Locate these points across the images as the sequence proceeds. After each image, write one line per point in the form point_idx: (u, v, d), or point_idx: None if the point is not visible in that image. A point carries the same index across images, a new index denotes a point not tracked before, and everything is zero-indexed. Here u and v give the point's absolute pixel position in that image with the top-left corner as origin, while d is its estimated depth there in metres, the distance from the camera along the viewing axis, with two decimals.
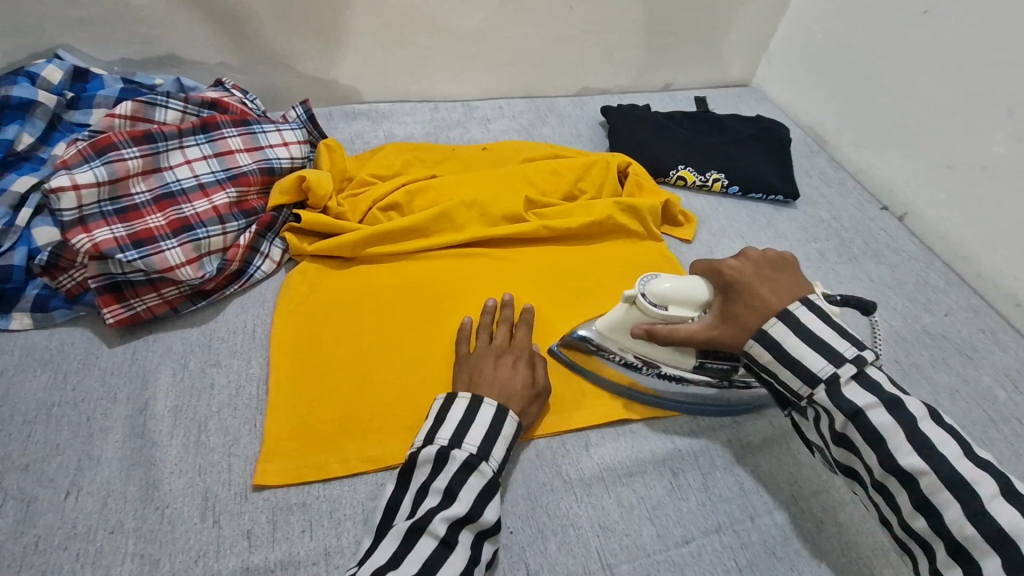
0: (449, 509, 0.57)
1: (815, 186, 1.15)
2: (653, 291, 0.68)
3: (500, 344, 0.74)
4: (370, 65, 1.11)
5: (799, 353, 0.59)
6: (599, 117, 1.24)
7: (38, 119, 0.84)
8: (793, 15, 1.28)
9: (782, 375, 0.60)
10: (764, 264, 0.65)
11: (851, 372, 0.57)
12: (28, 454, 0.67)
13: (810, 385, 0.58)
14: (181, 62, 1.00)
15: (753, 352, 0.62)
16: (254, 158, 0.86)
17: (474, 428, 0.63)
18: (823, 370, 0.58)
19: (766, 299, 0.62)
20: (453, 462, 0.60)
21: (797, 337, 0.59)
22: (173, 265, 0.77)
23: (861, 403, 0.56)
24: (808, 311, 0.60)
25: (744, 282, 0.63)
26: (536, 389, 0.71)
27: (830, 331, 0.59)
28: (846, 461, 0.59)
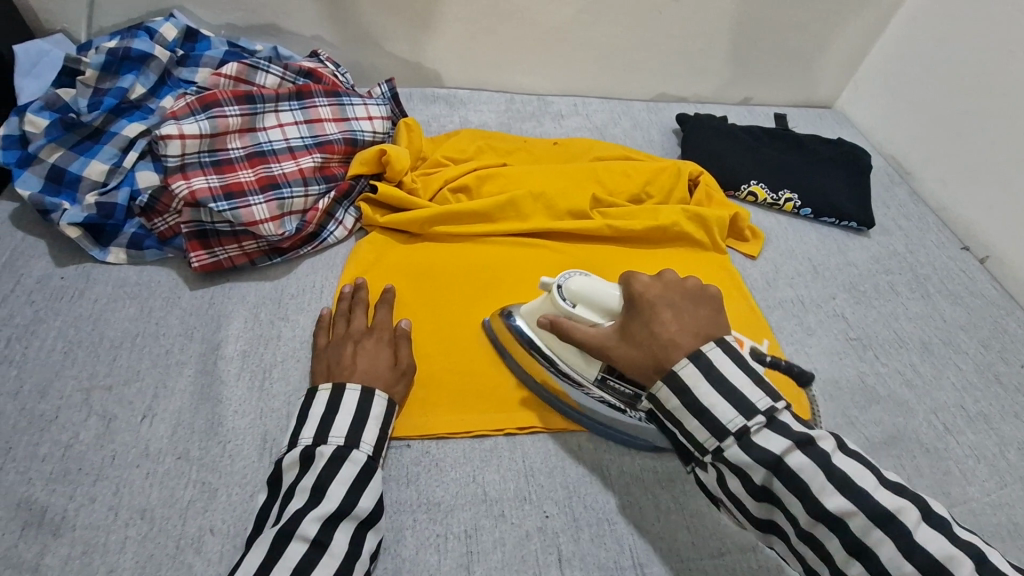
0: (319, 507, 0.58)
1: (892, 217, 1.11)
2: (569, 285, 0.68)
3: (359, 329, 0.74)
4: (454, 51, 1.14)
5: (709, 403, 0.54)
6: (673, 124, 1.23)
7: (152, 72, 0.90)
8: (888, 39, 1.23)
9: (688, 425, 0.56)
10: (678, 292, 0.60)
11: (761, 423, 0.53)
12: (113, 376, 0.72)
13: (719, 438, 0.54)
14: (280, 32, 1.06)
15: (661, 395, 0.57)
16: (341, 128, 0.90)
17: (339, 418, 0.64)
18: (732, 422, 0.53)
19: (673, 328, 0.58)
20: (319, 459, 0.61)
21: (706, 381, 0.54)
22: (258, 220, 0.81)
23: (776, 452, 0.52)
24: (720, 352, 0.55)
25: (651, 307, 0.59)
26: (400, 366, 0.72)
27: (742, 379, 0.54)
28: (766, 514, 0.55)
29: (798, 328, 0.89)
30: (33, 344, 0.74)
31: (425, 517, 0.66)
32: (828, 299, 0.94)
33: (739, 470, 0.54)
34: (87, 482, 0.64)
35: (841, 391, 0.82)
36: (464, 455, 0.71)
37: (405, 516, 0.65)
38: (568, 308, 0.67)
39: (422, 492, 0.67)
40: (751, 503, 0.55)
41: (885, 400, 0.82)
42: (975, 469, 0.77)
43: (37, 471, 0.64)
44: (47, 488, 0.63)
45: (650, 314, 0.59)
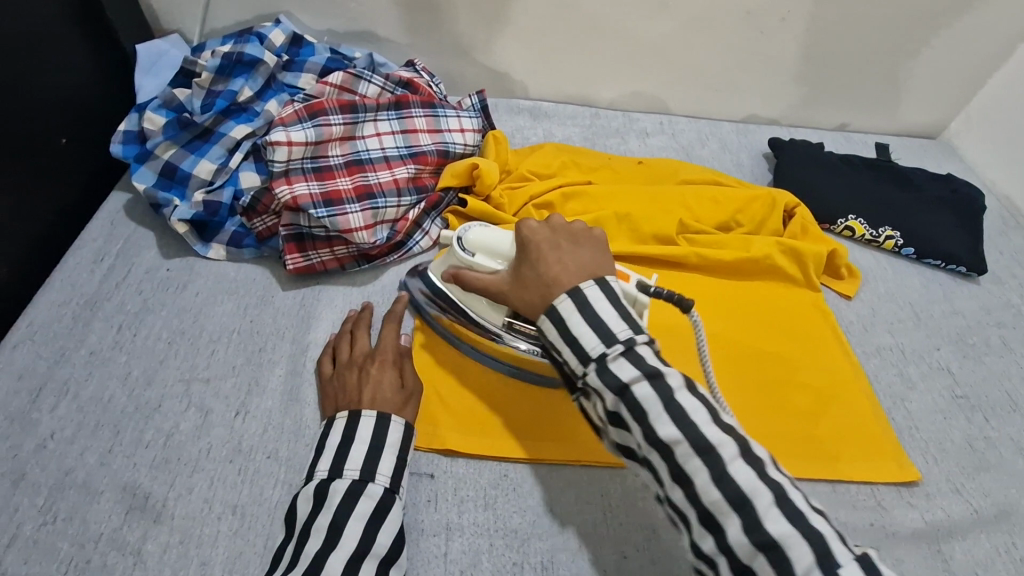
0: (339, 549, 0.56)
1: (1005, 264, 1.02)
2: (467, 237, 0.71)
3: (362, 357, 0.73)
4: (544, 64, 1.13)
5: (576, 330, 0.55)
6: (764, 148, 1.18)
7: (260, 76, 0.93)
8: (1013, 69, 1.14)
9: (563, 354, 0.56)
10: (565, 235, 0.63)
11: (619, 350, 0.53)
12: (211, 370, 0.76)
13: (583, 363, 0.55)
14: (377, 39, 1.09)
15: (543, 328, 0.58)
16: (434, 140, 0.91)
17: (352, 450, 0.63)
18: (595, 350, 0.54)
19: (559, 266, 0.60)
20: (334, 494, 0.60)
21: (580, 315, 0.55)
22: (353, 228, 0.83)
23: (624, 379, 0.52)
24: (598, 289, 0.56)
25: (537, 250, 0.61)
26: (407, 388, 0.70)
27: (614, 314, 0.55)
28: (622, 441, 0.55)
29: (897, 379, 0.83)
30: (140, 333, 0.78)
31: (501, 543, 0.65)
32: (931, 350, 0.87)
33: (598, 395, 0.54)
34: (185, 472, 0.67)
35: (946, 453, 0.77)
36: (542, 483, 0.70)
37: (484, 540, 0.65)
38: (469, 256, 0.70)
39: (498, 517, 0.67)
40: (606, 426, 0.55)
41: (995, 467, 0.76)
42: None
43: (142, 457, 0.68)
44: (150, 474, 0.67)
45: (537, 253, 0.61)
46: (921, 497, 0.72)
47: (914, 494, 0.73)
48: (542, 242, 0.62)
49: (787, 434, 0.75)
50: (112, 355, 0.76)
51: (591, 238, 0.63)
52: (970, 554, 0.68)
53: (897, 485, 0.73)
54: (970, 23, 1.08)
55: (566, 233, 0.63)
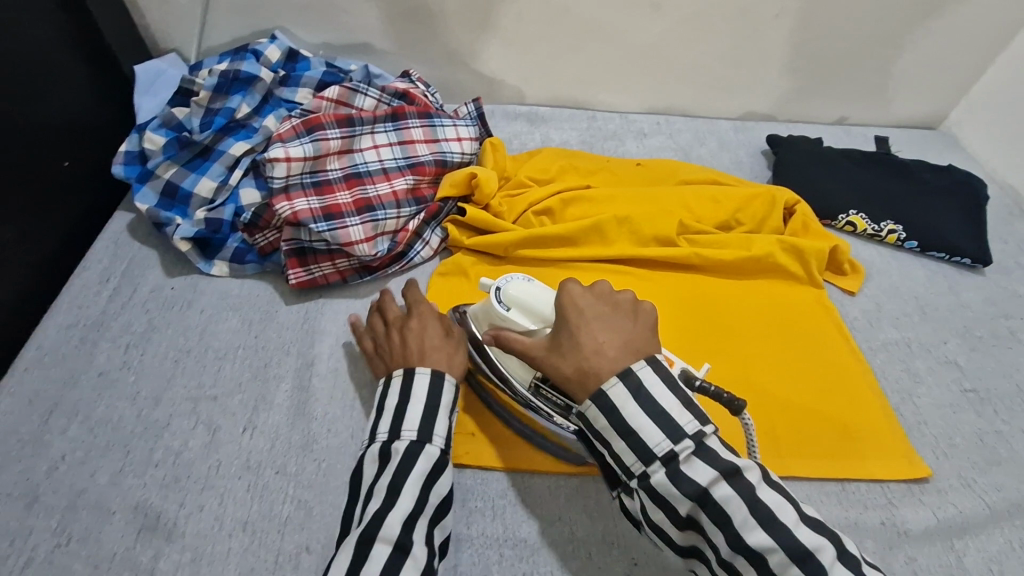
0: (398, 509, 0.55)
1: (1011, 254, 1.01)
2: (506, 289, 0.67)
3: (404, 319, 0.73)
4: (539, 69, 1.13)
5: (635, 421, 0.52)
6: (763, 145, 1.18)
7: (257, 92, 0.93)
8: (1012, 57, 1.13)
9: (616, 447, 0.54)
10: (609, 304, 0.60)
11: (689, 450, 0.51)
12: (218, 386, 0.76)
13: (646, 463, 0.52)
14: (372, 51, 1.09)
15: (590, 415, 0.55)
16: (432, 149, 0.92)
17: (411, 408, 0.62)
18: (659, 447, 0.52)
19: (602, 338, 0.57)
20: (395, 454, 0.59)
21: (636, 403, 0.53)
22: (354, 241, 0.83)
23: (702, 484, 0.50)
24: (652, 374, 0.54)
25: (583, 319, 0.58)
26: (454, 338, 0.71)
27: (674, 401, 0.53)
28: (687, 541, 0.53)
29: (904, 374, 0.83)
30: (147, 352, 0.79)
31: (511, 553, 0.65)
32: (938, 343, 0.87)
33: (665, 502, 0.52)
34: (195, 489, 0.68)
35: (957, 448, 0.76)
36: (550, 491, 0.70)
37: (492, 551, 0.65)
38: (503, 311, 0.67)
39: (507, 526, 0.67)
40: (672, 531, 0.53)
41: (1007, 461, 0.75)
42: None
43: (152, 476, 0.69)
44: (161, 493, 0.68)
45: (580, 322, 0.58)
46: (932, 493, 0.72)
47: (925, 490, 0.72)
48: (589, 312, 0.59)
49: (780, 432, 0.75)
50: (120, 375, 0.76)
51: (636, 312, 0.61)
52: (983, 549, 0.68)
53: (907, 481, 0.73)
54: (966, 12, 1.08)
55: (614, 304, 0.60)
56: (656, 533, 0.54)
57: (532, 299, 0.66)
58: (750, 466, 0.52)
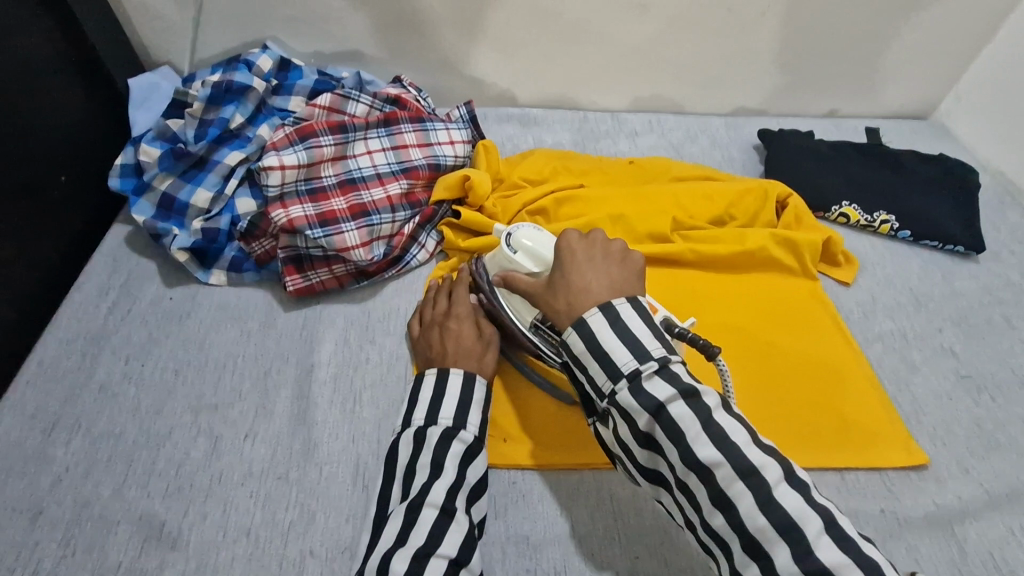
0: (440, 480, 0.62)
1: (1004, 241, 1.02)
2: (515, 235, 0.74)
3: (442, 314, 0.78)
4: (529, 71, 1.14)
5: (608, 344, 0.57)
6: (754, 140, 1.19)
7: (250, 102, 0.94)
8: (998, 46, 1.14)
9: (591, 369, 0.58)
10: (602, 250, 0.65)
11: (654, 369, 0.55)
12: (218, 396, 0.77)
13: (614, 381, 0.56)
14: (363, 58, 1.10)
15: (570, 340, 0.59)
16: (425, 154, 0.92)
17: (445, 402, 0.69)
18: (627, 366, 0.56)
19: (590, 276, 0.62)
20: (432, 436, 0.66)
21: (611, 330, 0.57)
22: (350, 246, 0.84)
23: (660, 399, 0.54)
24: (629, 309, 0.58)
25: (574, 260, 0.64)
26: (486, 338, 0.76)
27: (648, 333, 0.57)
28: (652, 465, 0.56)
29: (900, 363, 0.83)
30: (147, 363, 0.79)
31: (514, 551, 0.66)
32: (934, 332, 0.87)
33: (628, 415, 0.56)
34: (199, 499, 0.68)
35: (955, 435, 0.76)
36: (551, 489, 0.71)
37: (494, 550, 0.66)
38: (510, 253, 0.74)
39: (509, 525, 0.67)
40: (638, 449, 0.56)
41: (1005, 447, 0.76)
42: None
43: (156, 486, 0.69)
44: (165, 503, 0.68)
45: (572, 262, 0.63)
46: (931, 481, 0.72)
47: (924, 478, 0.73)
48: (581, 255, 0.64)
49: (796, 422, 0.75)
50: (121, 388, 0.77)
51: (628, 259, 0.65)
52: (984, 536, 0.68)
53: (906, 470, 0.73)
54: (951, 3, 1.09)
55: (605, 250, 0.64)
56: (625, 451, 0.58)
57: (537, 246, 0.72)
58: (709, 392, 0.55)
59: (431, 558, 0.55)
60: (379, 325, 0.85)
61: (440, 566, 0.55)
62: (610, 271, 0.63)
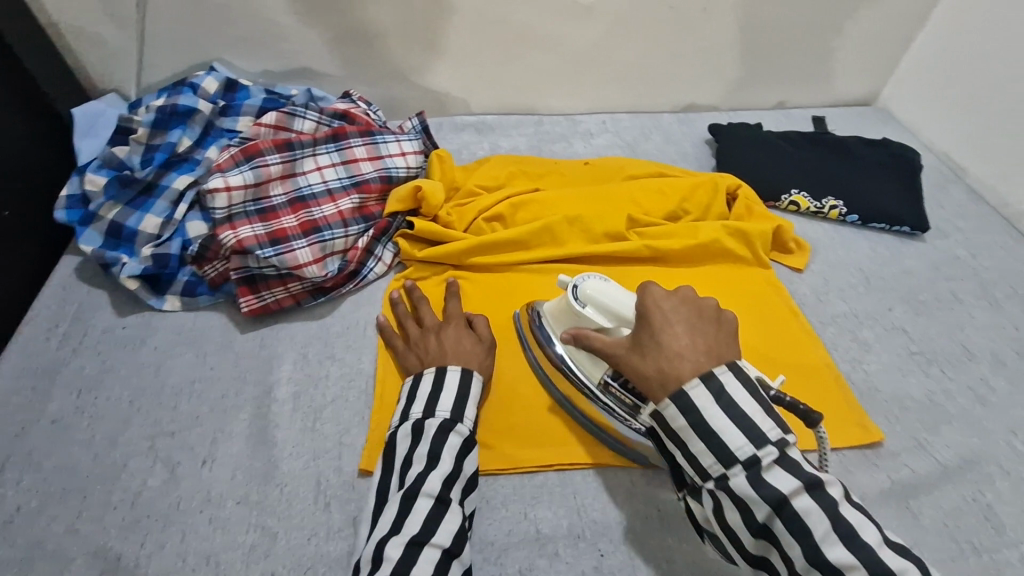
0: (437, 469, 0.62)
1: (949, 219, 1.05)
2: (583, 287, 0.71)
3: (437, 320, 0.79)
4: (481, 79, 1.15)
5: (714, 421, 0.56)
6: (706, 135, 1.21)
7: (197, 125, 0.93)
8: (933, 31, 1.18)
9: (692, 446, 0.57)
10: (693, 308, 0.62)
11: (773, 455, 0.54)
12: (175, 422, 0.76)
13: (725, 465, 0.55)
14: (313, 74, 1.10)
15: (668, 413, 0.58)
16: (376, 167, 0.92)
17: (444, 395, 0.68)
18: (742, 450, 0.55)
19: (684, 340, 0.60)
20: (429, 428, 0.65)
21: (717, 406, 0.56)
22: (302, 263, 0.84)
23: (785, 492, 0.53)
24: (733, 378, 0.57)
25: (666, 323, 0.61)
26: (484, 342, 0.77)
27: (756, 407, 0.56)
28: (761, 551, 0.56)
29: (854, 344, 0.85)
30: (101, 394, 0.78)
31: (479, 557, 0.65)
32: (885, 312, 0.89)
33: (740, 503, 0.55)
34: (156, 528, 0.67)
35: (908, 411, 0.78)
36: (514, 492, 0.71)
37: None
38: (579, 308, 0.71)
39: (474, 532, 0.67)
40: (747, 537, 0.55)
41: (956, 418, 0.78)
42: None
43: (112, 519, 0.68)
44: (121, 535, 0.66)
45: (664, 323, 0.61)
46: (886, 457, 0.74)
47: (880, 455, 0.74)
48: (673, 316, 0.61)
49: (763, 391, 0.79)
50: (74, 421, 0.75)
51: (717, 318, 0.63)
52: (939, 507, 0.70)
53: (862, 448, 0.74)
54: None
55: (700, 311, 0.62)
56: (729, 537, 0.56)
57: (606, 297, 0.69)
58: (830, 482, 0.55)
59: (424, 547, 0.56)
60: (339, 340, 0.84)
61: (433, 556, 0.56)
62: (705, 334, 0.61)
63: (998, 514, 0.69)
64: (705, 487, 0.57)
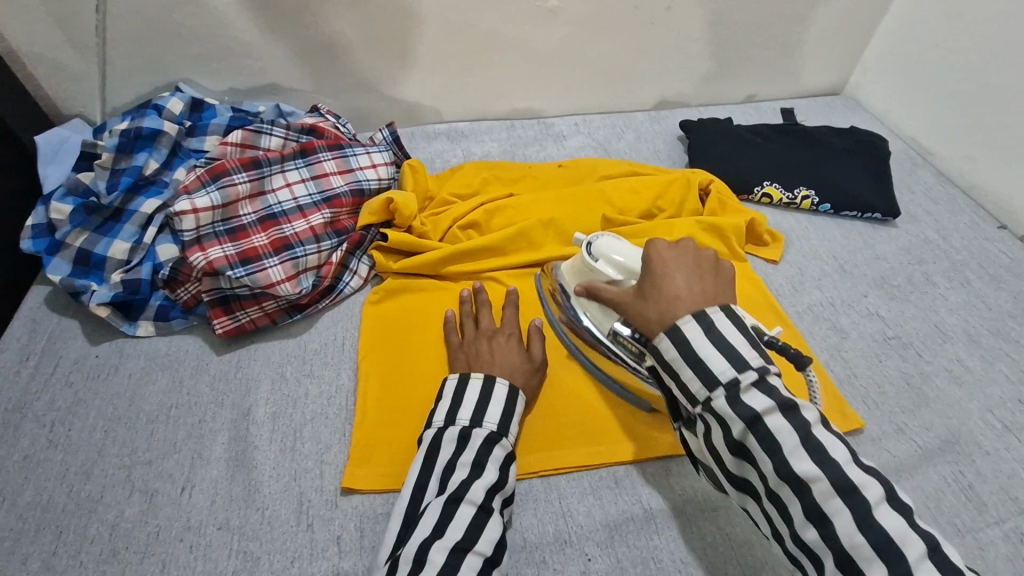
0: (482, 478, 0.62)
1: (919, 203, 1.07)
2: (596, 243, 0.75)
3: (489, 329, 0.79)
4: (450, 86, 1.15)
5: (702, 351, 0.55)
6: (678, 132, 1.22)
7: (163, 147, 0.92)
8: (893, 19, 1.20)
9: (683, 376, 0.56)
10: (695, 256, 0.62)
11: (752, 378, 0.53)
12: (151, 451, 0.74)
13: (709, 388, 0.55)
14: (280, 90, 1.09)
15: (660, 346, 0.57)
16: (346, 180, 0.92)
17: (492, 407, 0.68)
18: (725, 374, 0.54)
19: (683, 283, 0.60)
20: (477, 438, 0.65)
21: (707, 338, 0.55)
22: (275, 281, 0.83)
23: (758, 410, 0.52)
24: (725, 318, 0.56)
25: (664, 267, 0.61)
26: (533, 361, 0.77)
27: (743, 339, 0.55)
28: (740, 472, 0.55)
29: (831, 332, 0.86)
30: (74, 426, 0.76)
31: None
32: (860, 298, 0.90)
33: (722, 421, 0.54)
34: (135, 561, 0.66)
35: (887, 396, 0.79)
36: None
37: None
38: (590, 261, 0.74)
39: None
40: (727, 456, 0.55)
41: (934, 401, 0.78)
42: None
43: (89, 554, 0.66)
44: (98, 570, 0.65)
45: (662, 267, 0.61)
46: (868, 443, 0.74)
47: (861, 441, 0.74)
48: (673, 260, 0.62)
49: None
50: (47, 455, 0.74)
51: (720, 268, 0.62)
52: (921, 490, 0.70)
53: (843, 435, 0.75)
54: None
55: (700, 257, 0.62)
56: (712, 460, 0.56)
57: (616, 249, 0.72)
58: (806, 406, 0.54)
59: (467, 554, 0.56)
60: (317, 358, 0.83)
61: (476, 563, 0.56)
62: (705, 280, 0.61)
63: (979, 492, 0.70)
64: (695, 412, 0.57)
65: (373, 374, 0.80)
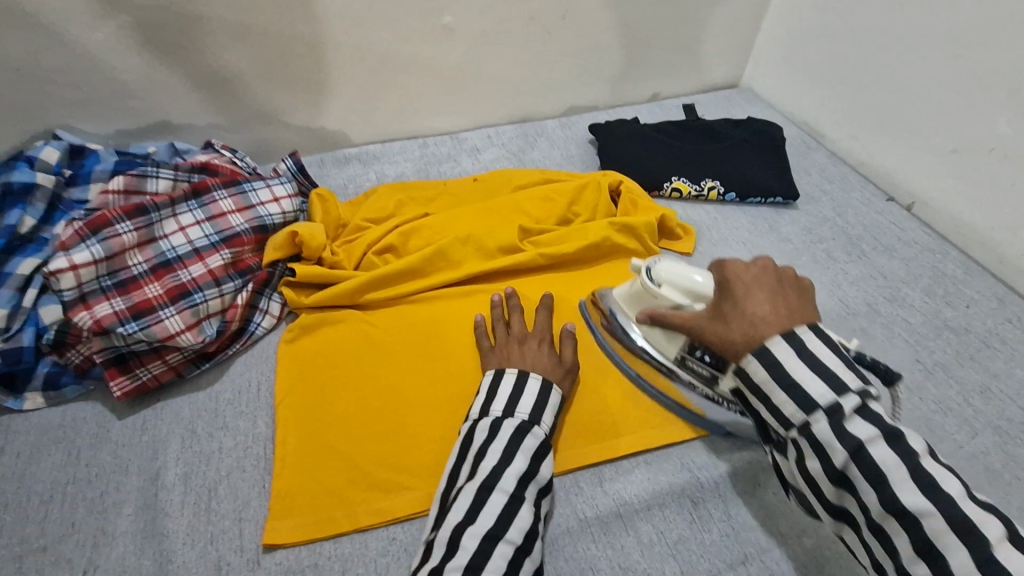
0: (512, 467, 0.61)
1: (817, 184, 1.13)
2: (656, 268, 0.73)
3: (519, 333, 0.79)
4: (357, 111, 1.12)
5: (796, 372, 0.53)
6: (589, 136, 1.24)
7: (39, 202, 0.85)
8: (776, 13, 1.27)
9: (777, 408, 0.54)
10: (774, 277, 0.59)
11: (854, 403, 0.52)
12: (45, 536, 0.67)
13: (806, 411, 0.53)
14: (173, 127, 1.03)
15: (748, 369, 0.55)
16: (246, 218, 0.88)
17: (524, 397, 0.68)
18: (823, 397, 0.52)
19: (766, 305, 0.57)
20: (508, 427, 0.65)
21: (799, 359, 0.53)
22: (173, 332, 0.78)
23: (863, 437, 0.50)
24: (816, 338, 0.54)
25: (744, 289, 0.58)
26: (565, 365, 0.76)
27: (837, 361, 0.53)
28: (839, 501, 0.54)
29: None
30: None
31: None
32: None
33: (820, 450, 0.52)
34: None
35: None
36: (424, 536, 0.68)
37: None
38: (654, 288, 0.72)
39: None
40: (827, 486, 0.53)
41: None
42: (944, 423, 0.77)
43: None
44: None
45: (743, 288, 0.59)
46: None
47: None
48: (753, 281, 0.59)
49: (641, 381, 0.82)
50: None
51: (799, 289, 0.60)
52: None
53: None
54: None
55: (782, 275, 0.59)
56: (811, 488, 0.54)
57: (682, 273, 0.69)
58: (913, 435, 0.52)
59: (500, 542, 0.56)
60: (230, 408, 0.79)
61: (507, 551, 0.56)
62: (788, 301, 0.58)
63: None
64: (788, 436, 0.54)
65: (292, 418, 0.76)
